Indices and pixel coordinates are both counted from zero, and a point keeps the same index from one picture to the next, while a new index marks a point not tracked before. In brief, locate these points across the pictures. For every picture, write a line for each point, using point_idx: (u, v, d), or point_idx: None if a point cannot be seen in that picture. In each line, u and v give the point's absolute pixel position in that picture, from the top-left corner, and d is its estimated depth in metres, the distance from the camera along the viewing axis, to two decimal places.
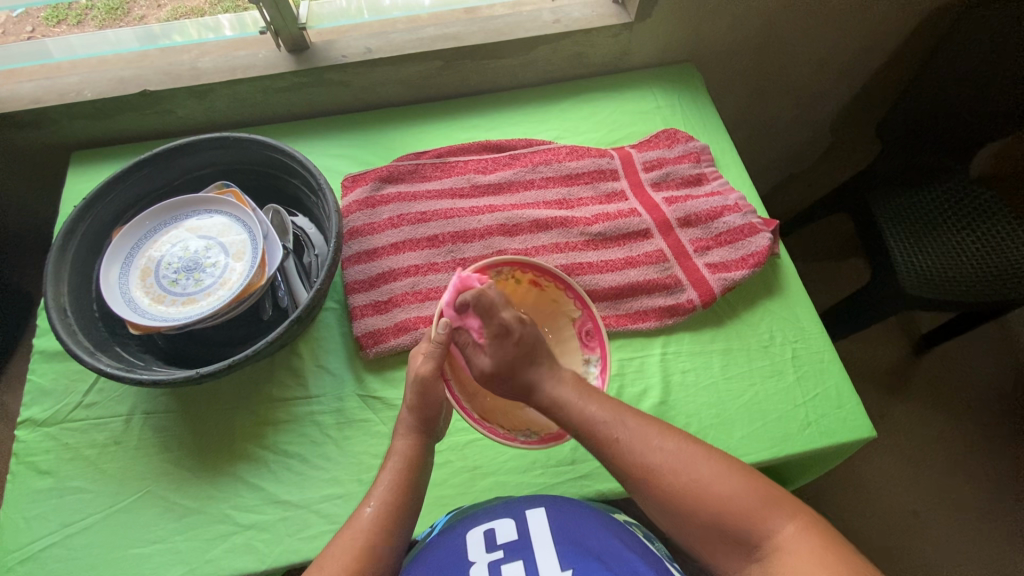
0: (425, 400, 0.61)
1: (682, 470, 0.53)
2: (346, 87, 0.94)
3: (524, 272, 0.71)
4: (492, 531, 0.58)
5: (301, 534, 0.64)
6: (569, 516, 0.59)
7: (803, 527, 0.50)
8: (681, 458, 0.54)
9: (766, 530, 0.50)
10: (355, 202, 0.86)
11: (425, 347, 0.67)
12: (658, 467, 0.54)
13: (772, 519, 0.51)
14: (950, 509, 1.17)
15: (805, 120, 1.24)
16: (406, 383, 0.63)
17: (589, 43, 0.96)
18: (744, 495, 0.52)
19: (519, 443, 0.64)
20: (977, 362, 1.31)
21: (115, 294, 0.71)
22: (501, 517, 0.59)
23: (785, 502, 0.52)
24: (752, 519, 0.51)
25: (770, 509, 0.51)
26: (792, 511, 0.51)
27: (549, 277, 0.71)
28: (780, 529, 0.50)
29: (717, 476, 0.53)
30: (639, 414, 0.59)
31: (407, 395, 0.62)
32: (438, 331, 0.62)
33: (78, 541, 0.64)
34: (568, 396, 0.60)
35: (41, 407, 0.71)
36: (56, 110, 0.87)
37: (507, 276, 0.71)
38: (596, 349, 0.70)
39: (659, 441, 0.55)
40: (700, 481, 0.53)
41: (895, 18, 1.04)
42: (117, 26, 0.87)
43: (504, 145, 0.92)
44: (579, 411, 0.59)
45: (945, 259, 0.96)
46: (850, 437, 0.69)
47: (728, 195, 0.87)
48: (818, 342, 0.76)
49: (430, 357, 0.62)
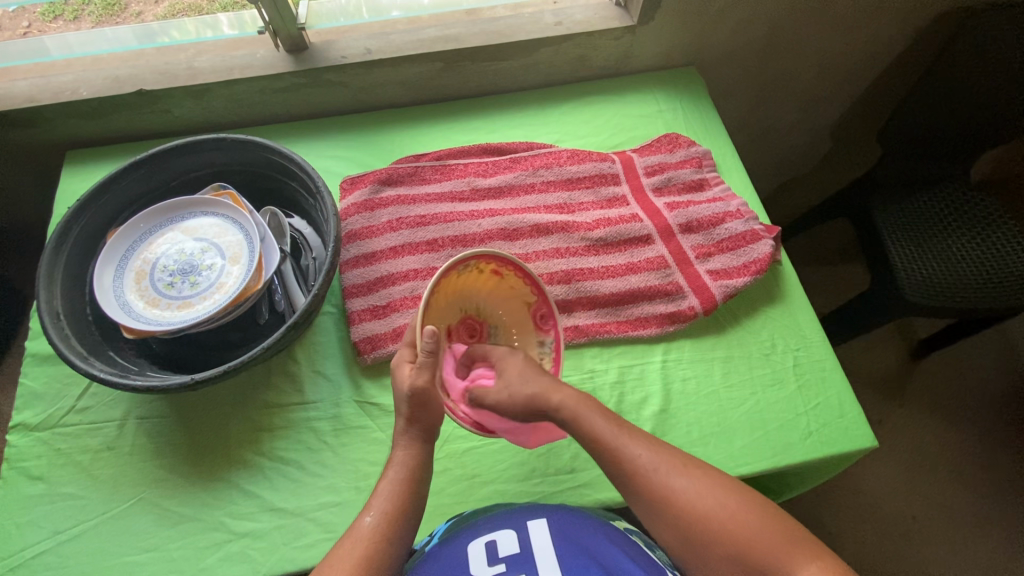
0: (425, 410, 0.59)
1: (704, 501, 0.53)
2: (344, 87, 0.93)
3: (489, 263, 0.64)
4: (494, 543, 0.57)
5: (296, 543, 0.63)
6: (572, 528, 0.59)
7: (824, 565, 0.50)
8: (704, 489, 0.54)
9: (790, 569, 0.50)
10: (353, 204, 0.85)
11: (406, 352, 0.61)
12: (680, 495, 0.54)
13: (795, 556, 0.50)
14: (949, 516, 1.17)
15: (808, 124, 1.24)
16: (401, 398, 0.58)
17: (591, 46, 0.96)
18: (766, 531, 0.51)
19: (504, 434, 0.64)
20: (974, 368, 1.30)
21: (109, 298, 0.70)
22: (503, 529, 0.58)
23: (806, 541, 0.51)
24: (775, 557, 0.50)
25: (793, 547, 0.50)
26: (815, 550, 0.51)
27: (509, 266, 0.65)
28: (804, 568, 0.49)
29: (738, 511, 0.52)
30: (659, 440, 0.58)
31: (402, 405, 0.59)
32: (425, 342, 0.56)
33: (69, 549, 0.63)
34: (590, 412, 0.58)
35: (33, 411, 0.70)
36: (51, 109, 0.86)
37: (471, 268, 0.64)
38: (551, 331, 0.69)
39: (680, 468, 0.55)
40: (722, 514, 0.52)
41: (897, 23, 1.03)
42: (114, 22, 0.86)
43: (505, 148, 0.91)
44: (600, 430, 0.57)
45: (944, 265, 0.96)
46: (851, 447, 0.69)
47: (730, 201, 0.86)
48: (820, 351, 0.76)
49: (424, 368, 0.57)
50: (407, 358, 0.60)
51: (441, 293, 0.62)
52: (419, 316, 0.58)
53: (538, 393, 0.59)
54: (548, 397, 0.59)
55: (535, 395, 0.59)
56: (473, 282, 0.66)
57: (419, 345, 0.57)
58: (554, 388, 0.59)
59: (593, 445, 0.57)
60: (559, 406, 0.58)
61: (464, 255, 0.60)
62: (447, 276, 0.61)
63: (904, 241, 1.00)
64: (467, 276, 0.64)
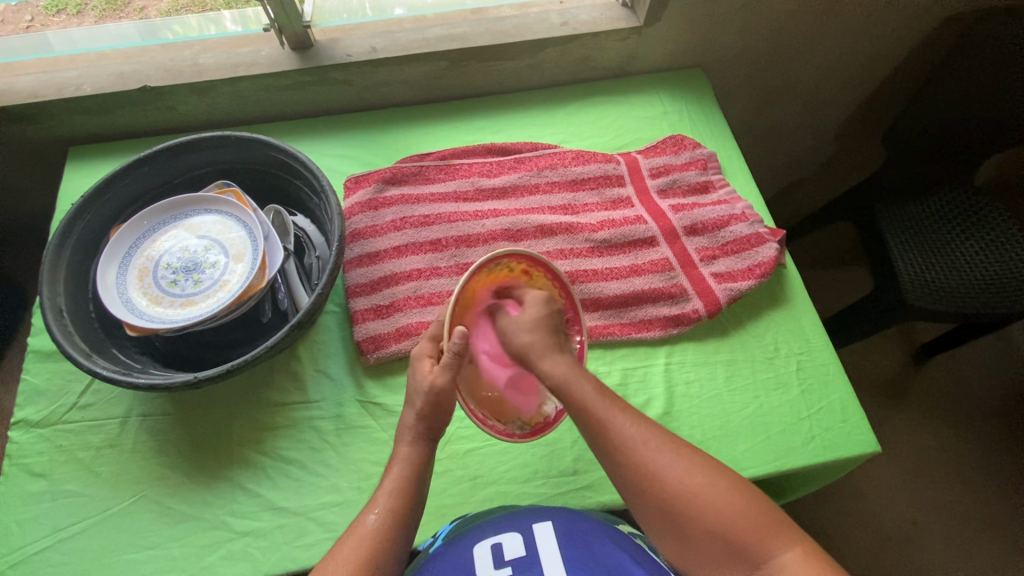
0: (435, 410, 0.58)
1: (691, 480, 0.52)
2: (349, 86, 0.93)
3: (518, 263, 0.62)
4: (499, 546, 0.57)
5: (298, 543, 0.63)
6: (576, 529, 0.59)
7: (806, 553, 0.50)
8: (693, 468, 0.53)
9: (767, 550, 0.49)
10: (357, 204, 0.85)
11: (425, 346, 0.61)
12: (666, 472, 0.53)
13: (778, 540, 0.50)
14: (949, 520, 1.17)
15: (813, 127, 1.23)
16: (418, 392, 0.58)
17: (597, 47, 0.95)
18: (749, 514, 0.51)
19: (518, 439, 0.62)
20: (976, 373, 1.30)
21: (112, 295, 0.70)
22: (508, 531, 0.58)
23: (787, 527, 0.51)
24: (754, 538, 0.50)
25: (773, 531, 0.50)
26: (794, 537, 0.50)
27: (539, 267, 0.64)
28: (782, 551, 0.49)
29: (723, 492, 0.52)
30: (648, 417, 0.57)
31: (417, 403, 0.58)
32: (451, 343, 0.56)
33: (70, 546, 0.63)
34: (579, 380, 0.56)
35: (35, 408, 0.70)
36: (55, 105, 0.86)
37: (502, 266, 0.62)
38: (580, 334, 0.67)
39: (669, 447, 0.54)
40: (707, 494, 0.52)
41: (904, 27, 1.03)
42: (116, 16, 0.86)
43: (510, 148, 0.91)
44: (585, 398, 0.56)
45: (947, 270, 0.96)
46: (853, 452, 0.69)
47: (735, 204, 0.86)
48: (822, 355, 0.76)
49: (445, 368, 0.57)
50: (428, 353, 0.60)
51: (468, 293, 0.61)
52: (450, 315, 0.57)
53: (529, 350, 0.58)
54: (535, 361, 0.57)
55: (529, 347, 0.57)
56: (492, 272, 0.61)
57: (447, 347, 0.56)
58: (546, 351, 0.57)
59: (577, 410, 0.56)
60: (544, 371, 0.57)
61: (495, 255, 0.59)
62: (475, 277, 0.59)
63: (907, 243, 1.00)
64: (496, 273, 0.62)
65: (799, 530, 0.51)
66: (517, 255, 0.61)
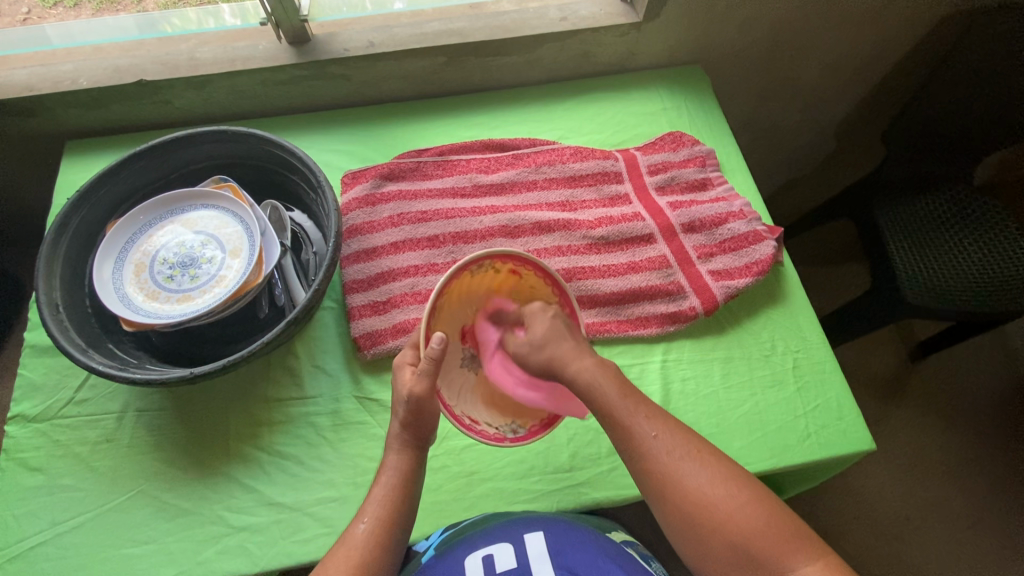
0: (418, 418, 0.57)
1: (715, 491, 0.51)
2: (346, 81, 0.92)
3: (505, 263, 0.61)
4: (491, 558, 0.59)
5: (294, 537, 0.63)
6: (567, 538, 0.61)
7: (824, 568, 0.49)
8: (716, 478, 0.52)
9: (789, 564, 0.49)
10: (354, 199, 0.84)
11: (408, 354, 0.60)
12: (690, 482, 0.52)
13: (796, 555, 0.50)
14: (942, 517, 1.18)
15: (813, 123, 1.23)
16: (399, 400, 0.57)
17: (596, 42, 0.95)
18: (771, 529, 0.50)
19: (510, 444, 0.60)
20: (972, 371, 1.31)
21: (109, 290, 0.70)
22: (501, 543, 0.60)
23: (807, 540, 0.51)
24: (775, 552, 0.49)
25: (793, 545, 0.50)
26: (813, 550, 0.50)
27: (526, 265, 0.62)
28: (801, 567, 0.49)
29: (747, 504, 0.51)
30: (676, 422, 0.56)
31: (400, 410, 0.57)
32: (432, 349, 0.54)
33: (67, 541, 0.63)
34: (605, 385, 0.56)
35: (31, 403, 0.70)
36: (50, 98, 0.85)
37: (487, 268, 0.61)
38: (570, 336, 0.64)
39: (694, 455, 0.53)
40: (729, 506, 0.51)
41: (904, 23, 1.02)
42: (114, 9, 0.85)
43: (507, 144, 0.91)
44: (610, 403, 0.55)
45: (946, 270, 0.96)
46: (849, 449, 0.69)
47: (733, 201, 0.86)
48: (820, 353, 0.76)
49: (424, 375, 0.56)
50: (410, 361, 0.59)
51: (451, 295, 0.61)
52: (427, 320, 0.57)
53: (556, 359, 0.58)
54: (563, 365, 0.58)
55: (552, 360, 0.58)
56: (486, 279, 0.63)
57: (427, 353, 0.55)
58: (574, 355, 0.58)
59: (602, 414, 0.56)
60: (575, 376, 0.57)
61: (475, 255, 0.58)
62: (457, 278, 0.59)
63: (906, 242, 1.00)
64: (483, 277, 0.62)
65: (816, 542, 0.51)
66: (502, 255, 0.60)
